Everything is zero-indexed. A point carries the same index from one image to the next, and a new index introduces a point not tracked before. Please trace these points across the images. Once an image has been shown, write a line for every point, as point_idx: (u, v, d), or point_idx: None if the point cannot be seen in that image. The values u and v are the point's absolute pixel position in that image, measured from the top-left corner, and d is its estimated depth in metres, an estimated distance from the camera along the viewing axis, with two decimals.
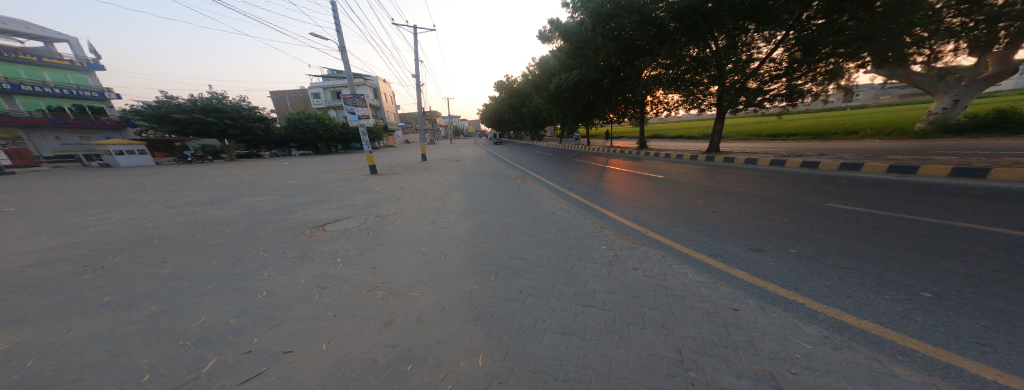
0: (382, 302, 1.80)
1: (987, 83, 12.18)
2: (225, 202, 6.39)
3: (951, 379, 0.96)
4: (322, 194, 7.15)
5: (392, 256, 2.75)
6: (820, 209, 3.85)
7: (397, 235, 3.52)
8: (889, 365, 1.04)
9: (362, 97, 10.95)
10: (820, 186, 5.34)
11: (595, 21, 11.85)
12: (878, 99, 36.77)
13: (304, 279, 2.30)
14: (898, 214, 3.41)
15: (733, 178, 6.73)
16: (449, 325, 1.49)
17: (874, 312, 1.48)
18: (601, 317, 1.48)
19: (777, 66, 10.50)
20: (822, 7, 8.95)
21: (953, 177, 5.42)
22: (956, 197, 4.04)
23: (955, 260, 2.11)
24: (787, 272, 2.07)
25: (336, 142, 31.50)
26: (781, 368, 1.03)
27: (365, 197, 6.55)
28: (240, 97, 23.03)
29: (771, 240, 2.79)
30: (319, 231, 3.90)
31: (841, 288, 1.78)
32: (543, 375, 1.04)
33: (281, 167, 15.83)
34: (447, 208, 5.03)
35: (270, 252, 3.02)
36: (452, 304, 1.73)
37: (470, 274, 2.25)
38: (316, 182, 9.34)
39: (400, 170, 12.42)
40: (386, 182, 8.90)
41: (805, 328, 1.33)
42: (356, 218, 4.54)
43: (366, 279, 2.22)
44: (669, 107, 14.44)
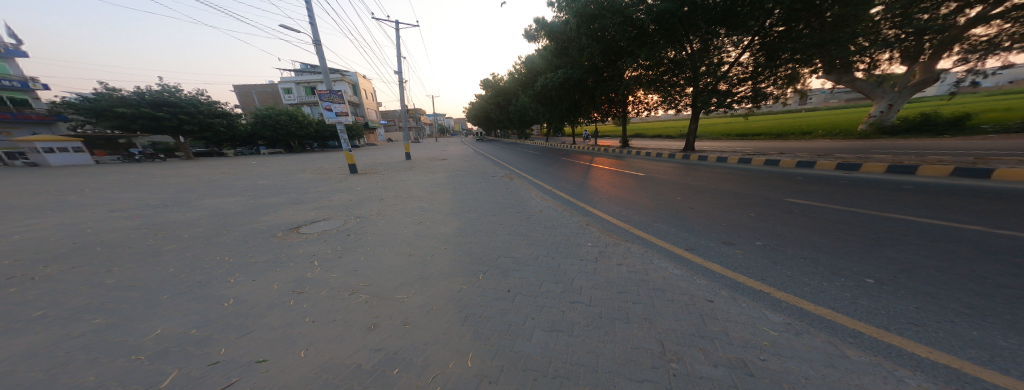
0: (365, 306, 1.74)
1: (915, 90, 13.75)
2: (183, 204, 5.80)
3: (890, 356, 1.10)
4: (296, 194, 6.70)
5: (377, 257, 2.68)
6: (781, 203, 4.21)
7: (379, 236, 3.40)
8: (842, 348, 1.16)
9: (339, 93, 10.39)
10: (782, 182, 5.83)
11: (579, 21, 12.05)
12: (828, 102, 40.80)
13: (277, 284, 2.16)
14: (847, 208, 3.79)
15: (707, 175, 7.16)
16: (437, 326, 1.47)
17: (828, 298, 1.66)
18: (588, 313, 1.52)
19: (745, 70, 11.17)
20: (782, 15, 9.64)
21: (889, 174, 6.13)
22: (894, 191, 4.56)
23: (892, 248, 2.41)
24: (754, 263, 2.25)
25: (310, 140, 29.56)
26: (752, 355, 1.13)
27: (345, 197, 6.23)
28: (197, 90, 20.90)
29: (741, 233, 3.02)
30: (293, 233, 3.67)
31: (801, 278, 1.96)
32: (533, 373, 1.06)
33: (250, 166, 14.68)
34: (433, 207, 4.95)
35: (237, 258, 2.80)
36: (439, 305, 1.71)
37: (457, 274, 2.23)
38: (290, 182, 8.76)
39: (382, 169, 11.93)
40: (366, 182, 8.48)
41: (771, 316, 1.46)
42: (336, 219, 4.35)
43: (347, 282, 2.14)
44: (649, 107, 14.99)
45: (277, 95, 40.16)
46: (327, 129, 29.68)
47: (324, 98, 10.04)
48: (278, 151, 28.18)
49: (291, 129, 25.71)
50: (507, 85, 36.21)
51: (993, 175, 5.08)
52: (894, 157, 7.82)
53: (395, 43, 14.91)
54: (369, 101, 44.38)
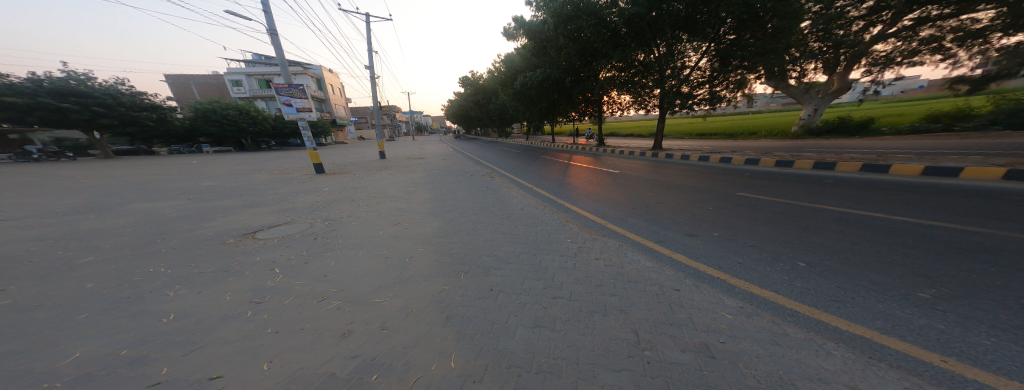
0: (337, 312, 1.64)
1: (834, 96, 16.05)
2: (105, 210, 4.93)
3: (820, 331, 1.31)
4: (251, 197, 6.01)
5: (352, 260, 2.54)
6: (733, 197, 4.70)
7: (352, 239, 3.20)
8: (784, 326, 1.35)
9: (300, 87, 9.40)
10: (734, 178, 6.52)
11: (556, 21, 12.31)
12: (770, 106, 46.43)
13: (232, 295, 1.94)
14: (787, 200, 4.33)
15: (672, 172, 7.77)
16: (418, 329, 1.43)
17: (772, 281, 1.91)
18: (569, 308, 1.59)
19: (703, 74, 12.11)
20: (734, 24, 10.64)
21: (815, 169, 7.14)
22: (820, 185, 5.33)
23: (819, 234, 2.82)
24: (712, 253, 2.51)
25: (267, 137, 26.62)
26: (713, 339, 1.26)
27: (311, 199, 5.74)
28: (116, 78, 17.62)
29: (702, 225, 3.33)
30: (247, 239, 3.31)
31: (750, 264, 2.23)
32: (516, 369, 1.09)
33: (196, 166, 12.98)
34: (409, 208, 4.76)
35: (179, 268, 2.46)
36: (419, 307, 1.67)
37: (438, 274, 2.18)
38: (244, 184, 7.85)
39: (353, 169, 11.18)
40: (335, 182, 7.88)
41: (727, 301, 1.64)
42: (300, 222, 4.00)
43: (316, 289, 1.99)
44: (622, 107, 15.74)
45: (223, 86, 35.59)
46: (287, 126, 26.91)
47: (282, 92, 8.99)
48: (227, 149, 24.98)
49: (243, 126, 22.89)
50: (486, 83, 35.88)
51: (890, 170, 6.13)
52: (819, 154, 9.08)
53: (366, 37, 14.03)
54: (337, 96, 41.15)
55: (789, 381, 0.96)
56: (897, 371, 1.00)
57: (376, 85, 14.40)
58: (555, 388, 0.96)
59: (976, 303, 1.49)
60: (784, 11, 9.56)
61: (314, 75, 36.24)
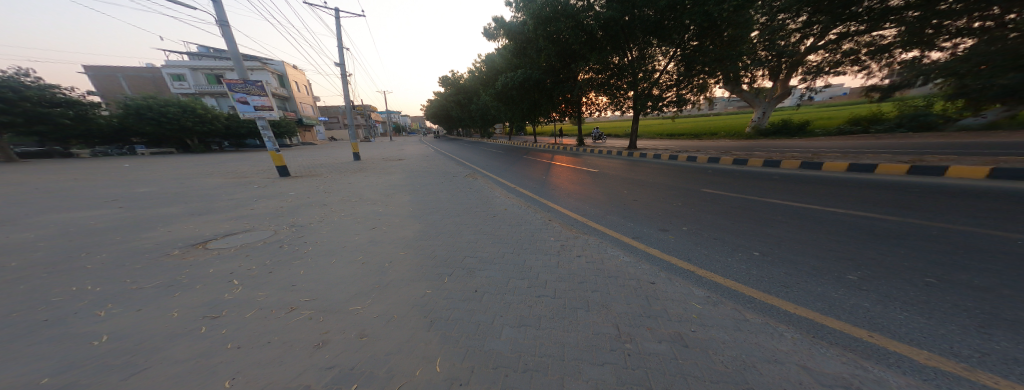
0: (309, 322, 1.53)
1: (778, 101, 18.06)
2: (5, 223, 4.09)
3: (773, 315, 1.48)
4: (201, 203, 5.34)
5: (326, 267, 2.38)
6: (698, 193, 5.11)
7: (323, 245, 2.98)
8: (743, 312, 1.50)
9: (258, 84, 8.49)
10: (699, 175, 7.08)
11: (535, 23, 12.56)
12: (728, 109, 51.13)
13: (181, 310, 1.72)
14: (745, 195, 4.78)
15: (645, 171, 8.23)
16: (400, 334, 1.39)
17: (733, 271, 2.11)
18: (553, 306, 1.63)
19: (671, 78, 12.92)
20: (697, 31, 11.50)
21: (764, 166, 7.99)
22: (769, 181, 5.97)
23: (769, 226, 3.17)
24: (682, 246, 2.71)
25: (218, 138, 23.78)
26: (685, 328, 1.36)
27: (275, 204, 5.26)
28: (21, 69, 14.68)
29: (673, 221, 3.58)
30: (196, 249, 2.95)
31: (714, 255, 2.44)
32: (503, 369, 1.09)
33: (131, 169, 11.29)
34: (386, 211, 4.54)
35: (111, 285, 2.14)
36: (400, 313, 1.61)
37: (420, 278, 2.12)
38: (192, 189, 6.95)
39: (323, 171, 10.40)
40: (302, 186, 7.25)
41: (696, 291, 1.79)
42: (261, 230, 3.65)
43: (284, 299, 1.84)
44: (600, 108, 16.40)
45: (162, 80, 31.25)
46: (244, 126, 24.21)
47: (235, 89, 8.06)
48: (169, 150, 21.94)
49: (188, 125, 20.19)
50: (466, 83, 35.38)
51: (822, 167, 7.01)
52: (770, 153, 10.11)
53: (336, 32, 13.17)
54: (302, 93, 37.97)
55: (750, 364, 1.07)
56: (837, 348, 1.16)
57: (348, 82, 13.48)
58: (542, 386, 0.98)
59: (892, 283, 1.78)
60: (737, 22, 10.53)
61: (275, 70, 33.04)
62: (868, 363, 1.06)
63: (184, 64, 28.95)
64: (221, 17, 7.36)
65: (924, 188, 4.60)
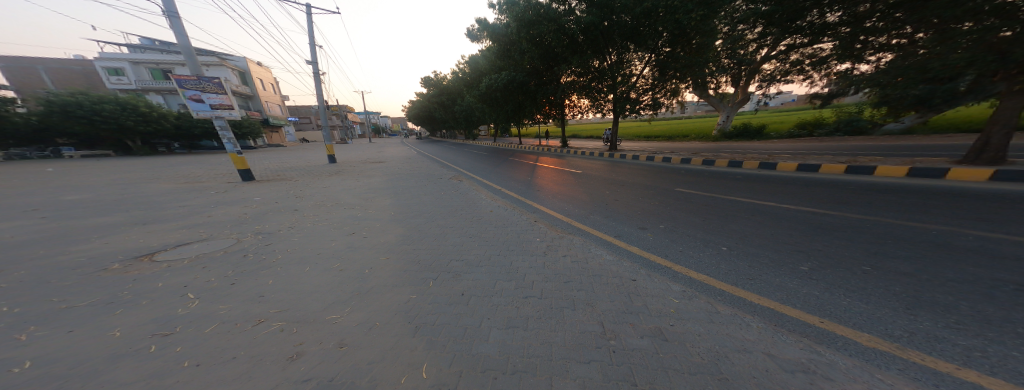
0: (281, 334, 1.43)
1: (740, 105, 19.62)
2: None
3: (740, 306, 1.61)
4: (149, 211, 4.76)
5: (298, 276, 2.23)
6: (673, 193, 5.41)
7: (296, 253, 2.78)
8: (715, 305, 1.62)
9: (215, 80, 7.66)
10: (674, 175, 7.52)
11: (519, 25, 12.74)
12: (698, 112, 54.79)
13: (126, 329, 1.53)
14: (714, 194, 5.13)
15: (625, 171, 8.59)
16: (382, 342, 1.34)
17: (706, 266, 2.26)
18: (540, 306, 1.65)
19: (646, 82, 13.53)
20: (669, 38, 12.15)
21: (729, 166, 8.67)
22: (734, 180, 6.47)
23: (735, 222, 3.44)
24: (659, 243, 2.87)
25: (166, 138, 21.23)
26: (664, 323, 1.44)
27: (239, 210, 4.83)
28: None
29: (651, 219, 3.76)
30: (141, 262, 2.62)
31: (688, 251, 2.61)
32: (492, 372, 1.09)
33: (60, 174, 9.82)
34: (364, 215, 4.33)
35: (32, 305, 1.84)
36: (383, 319, 1.55)
37: (404, 284, 2.05)
38: (136, 195, 6.17)
39: (294, 175, 9.66)
40: (269, 191, 6.68)
41: (672, 287, 1.90)
42: (221, 238, 3.32)
43: (251, 310, 1.70)
44: (582, 111, 16.92)
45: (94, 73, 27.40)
46: (196, 126, 21.63)
47: (186, 85, 7.24)
48: (104, 152, 19.07)
49: (128, 124, 17.73)
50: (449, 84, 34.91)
51: (776, 167, 7.73)
52: (735, 155, 10.98)
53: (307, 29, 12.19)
54: (269, 91, 35.17)
55: (723, 354, 1.15)
56: (794, 335, 1.30)
57: (322, 82, 12.64)
58: (530, 386, 0.99)
59: (835, 272, 2.01)
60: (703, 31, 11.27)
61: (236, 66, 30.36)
62: (820, 347, 1.19)
63: (123, 56, 25.76)
64: (170, 7, 6.56)
65: (860, 186, 5.22)
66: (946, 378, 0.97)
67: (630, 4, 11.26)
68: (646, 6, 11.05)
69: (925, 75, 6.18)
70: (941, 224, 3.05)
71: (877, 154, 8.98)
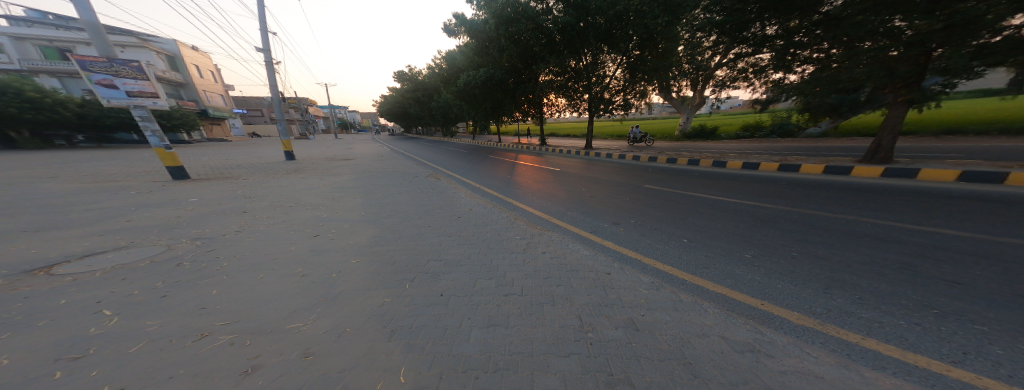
0: (232, 348, 1.28)
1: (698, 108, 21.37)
2: None
3: (699, 294, 1.79)
4: (46, 216, 3.92)
5: (252, 283, 2.01)
6: (643, 189, 5.78)
7: (248, 259, 2.49)
8: (678, 293, 1.79)
9: (132, 64, 6.52)
10: (643, 173, 8.03)
11: (497, 22, 12.90)
12: (664, 113, 58.79)
13: (19, 356, 1.26)
14: (677, 190, 5.58)
15: (600, 169, 8.97)
16: (355, 348, 1.26)
17: (671, 257, 2.46)
18: (520, 303, 1.68)
19: (618, 83, 14.12)
20: (639, 42, 12.67)
21: (688, 164, 9.48)
22: (694, 177, 7.11)
23: (695, 216, 3.78)
24: (631, 237, 3.05)
25: (67, 129, 17.54)
26: (636, 313, 1.55)
27: (174, 212, 4.19)
28: None
29: (624, 215, 3.98)
30: (36, 277, 2.16)
31: (655, 244, 2.82)
32: (473, 372, 1.09)
33: None
34: (329, 216, 3.99)
35: None
36: (354, 325, 1.46)
37: (378, 286, 1.95)
38: (27, 197, 5.04)
39: (241, 173, 8.53)
40: (212, 190, 5.84)
41: (642, 278, 2.05)
42: (147, 246, 2.84)
43: (195, 324, 1.50)
44: (559, 109, 17.20)
45: None
46: (109, 116, 18.16)
47: (91, 68, 6.08)
48: None
49: (7, 112, 14.33)
50: (427, 80, 34.23)
51: (726, 165, 8.65)
52: (695, 154, 11.96)
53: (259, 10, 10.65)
54: (207, 79, 30.54)
55: (687, 340, 1.28)
56: (742, 318, 1.48)
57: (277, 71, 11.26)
58: (512, 383, 1.01)
59: (774, 259, 2.32)
60: (668, 36, 11.95)
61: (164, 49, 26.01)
62: (764, 328, 1.37)
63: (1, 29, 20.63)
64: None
65: (793, 182, 6.02)
66: (855, 348, 1.19)
67: (604, 7, 11.56)
68: (619, 9, 11.40)
69: (839, 85, 7.23)
70: (851, 214, 3.66)
71: (807, 154, 10.34)
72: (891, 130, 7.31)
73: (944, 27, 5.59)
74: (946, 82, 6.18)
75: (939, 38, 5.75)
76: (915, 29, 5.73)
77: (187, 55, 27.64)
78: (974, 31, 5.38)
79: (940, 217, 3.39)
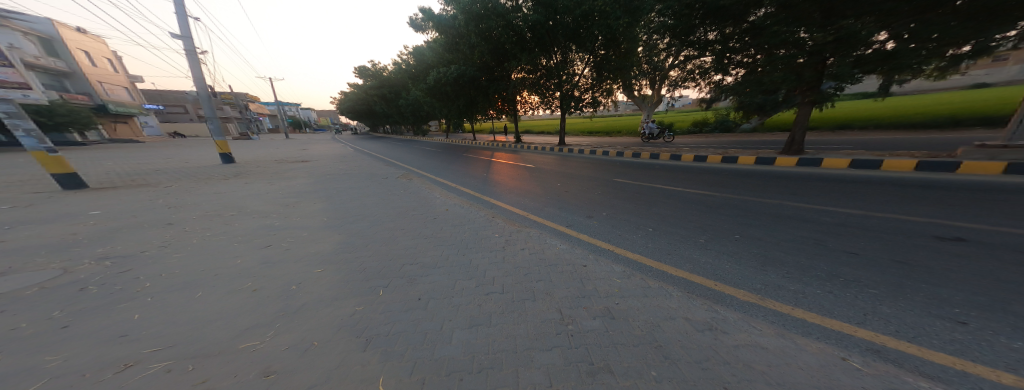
0: (167, 377, 1.10)
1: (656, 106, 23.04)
2: None
3: (664, 279, 1.97)
4: None
5: (188, 304, 1.72)
6: (613, 183, 6.11)
7: (181, 276, 2.14)
8: (647, 280, 1.95)
9: None
10: (612, 167, 8.50)
11: (467, 18, 12.92)
12: (628, 110, 62.76)
13: None
14: (643, 183, 5.99)
15: (573, 164, 9.29)
16: (325, 362, 1.17)
17: (639, 246, 2.66)
18: (502, 301, 1.68)
19: (586, 82, 14.61)
20: (604, 42, 13.14)
21: (650, 158, 10.26)
22: (656, 169, 7.71)
23: (659, 206, 4.12)
24: (604, 229, 3.22)
25: None
26: (611, 302, 1.65)
27: (72, 228, 3.42)
28: None
29: (597, 208, 4.18)
30: None
31: (625, 234, 3.01)
32: (458, 374, 1.08)
33: None
34: (283, 224, 3.57)
35: None
36: (322, 338, 1.35)
37: (347, 295, 1.82)
38: None
39: (163, 179, 7.21)
40: (127, 200, 4.89)
41: (615, 268, 2.18)
42: (33, 271, 2.28)
43: (117, 354, 1.26)
44: (532, 107, 17.36)
45: None
46: None
47: None
48: None
49: None
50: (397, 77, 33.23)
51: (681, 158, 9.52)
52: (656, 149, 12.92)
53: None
54: (102, 68, 25.12)
55: (657, 324, 1.40)
56: (701, 299, 1.67)
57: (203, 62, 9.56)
58: (498, 381, 1.03)
59: (724, 243, 2.63)
60: (629, 37, 12.57)
61: (33, 30, 20.68)
62: (718, 307, 1.56)
63: None
64: None
65: (736, 172, 6.84)
66: (786, 318, 1.41)
67: (570, 6, 11.86)
68: (584, 9, 11.72)
69: (762, 87, 8.29)
70: (781, 199, 4.28)
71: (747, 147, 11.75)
72: (802, 126, 8.63)
73: (834, 39, 6.80)
74: (837, 86, 7.46)
75: (831, 48, 6.96)
76: (817, 40, 6.87)
77: (69, 37, 22.31)
78: (855, 44, 6.60)
79: (843, 198, 4.11)
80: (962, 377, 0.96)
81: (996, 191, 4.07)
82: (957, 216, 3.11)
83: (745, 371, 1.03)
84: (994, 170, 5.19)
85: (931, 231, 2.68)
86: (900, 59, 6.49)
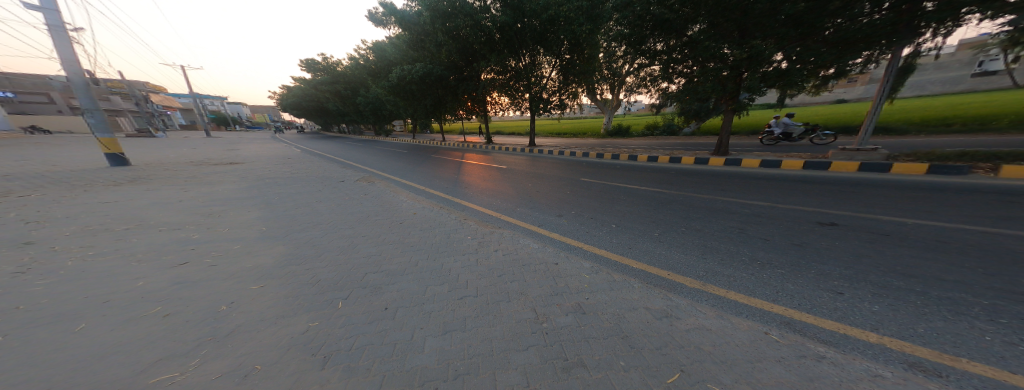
0: None
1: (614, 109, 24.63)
2: None
3: (628, 272, 2.15)
4: None
5: (67, 340, 1.35)
6: (579, 182, 6.43)
7: (53, 306, 1.66)
8: (613, 275, 2.10)
9: None
10: (579, 167, 8.92)
11: (433, 16, 12.51)
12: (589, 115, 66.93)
13: None
14: (607, 182, 6.40)
15: (542, 165, 9.51)
16: (272, 385, 1.03)
17: (605, 242, 2.85)
18: (475, 305, 1.66)
19: (554, 84, 14.71)
20: (570, 48, 13.58)
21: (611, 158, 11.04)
22: (618, 169, 8.31)
23: (621, 203, 4.45)
24: (573, 227, 3.37)
25: None
26: (582, 297, 1.75)
27: None
28: None
29: (566, 207, 4.34)
30: None
31: (592, 231, 3.19)
32: (432, 383, 1.05)
33: None
34: (205, 236, 2.99)
35: None
36: (268, 359, 1.19)
37: (299, 311, 1.61)
38: None
39: (15, 187, 5.45)
40: None
41: (584, 264, 2.31)
42: None
43: None
44: (501, 107, 17.24)
45: None
46: None
47: None
48: None
49: None
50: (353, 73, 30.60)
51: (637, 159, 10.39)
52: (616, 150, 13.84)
53: None
54: None
55: (624, 316, 1.53)
56: (658, 288, 1.87)
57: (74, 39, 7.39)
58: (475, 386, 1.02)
59: (676, 235, 2.96)
60: (592, 44, 13.16)
61: None
62: (673, 295, 1.76)
63: None
64: None
65: (683, 171, 7.71)
66: (724, 300, 1.66)
67: (538, 10, 11.85)
68: (551, 13, 11.69)
69: (697, 95, 9.35)
70: (716, 194, 4.95)
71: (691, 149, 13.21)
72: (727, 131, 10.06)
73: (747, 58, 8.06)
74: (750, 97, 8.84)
75: (745, 65, 8.19)
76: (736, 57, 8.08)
77: None
78: (761, 62, 7.93)
79: (761, 193, 4.92)
80: (840, 338, 1.25)
81: (858, 185, 5.28)
82: (834, 206, 3.97)
83: (696, 353, 1.18)
84: (853, 168, 6.73)
85: (818, 219, 3.38)
86: (790, 77, 7.89)
